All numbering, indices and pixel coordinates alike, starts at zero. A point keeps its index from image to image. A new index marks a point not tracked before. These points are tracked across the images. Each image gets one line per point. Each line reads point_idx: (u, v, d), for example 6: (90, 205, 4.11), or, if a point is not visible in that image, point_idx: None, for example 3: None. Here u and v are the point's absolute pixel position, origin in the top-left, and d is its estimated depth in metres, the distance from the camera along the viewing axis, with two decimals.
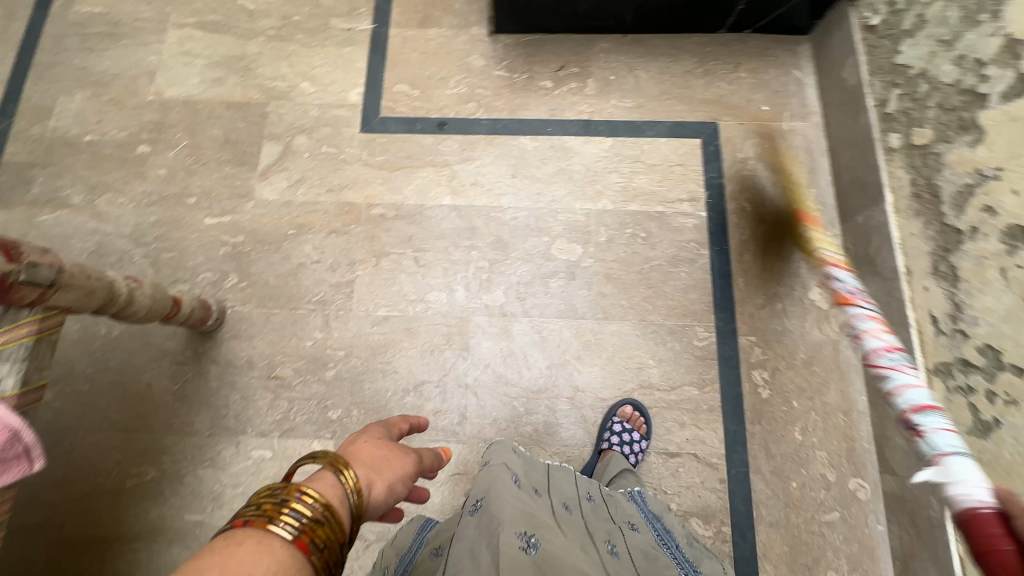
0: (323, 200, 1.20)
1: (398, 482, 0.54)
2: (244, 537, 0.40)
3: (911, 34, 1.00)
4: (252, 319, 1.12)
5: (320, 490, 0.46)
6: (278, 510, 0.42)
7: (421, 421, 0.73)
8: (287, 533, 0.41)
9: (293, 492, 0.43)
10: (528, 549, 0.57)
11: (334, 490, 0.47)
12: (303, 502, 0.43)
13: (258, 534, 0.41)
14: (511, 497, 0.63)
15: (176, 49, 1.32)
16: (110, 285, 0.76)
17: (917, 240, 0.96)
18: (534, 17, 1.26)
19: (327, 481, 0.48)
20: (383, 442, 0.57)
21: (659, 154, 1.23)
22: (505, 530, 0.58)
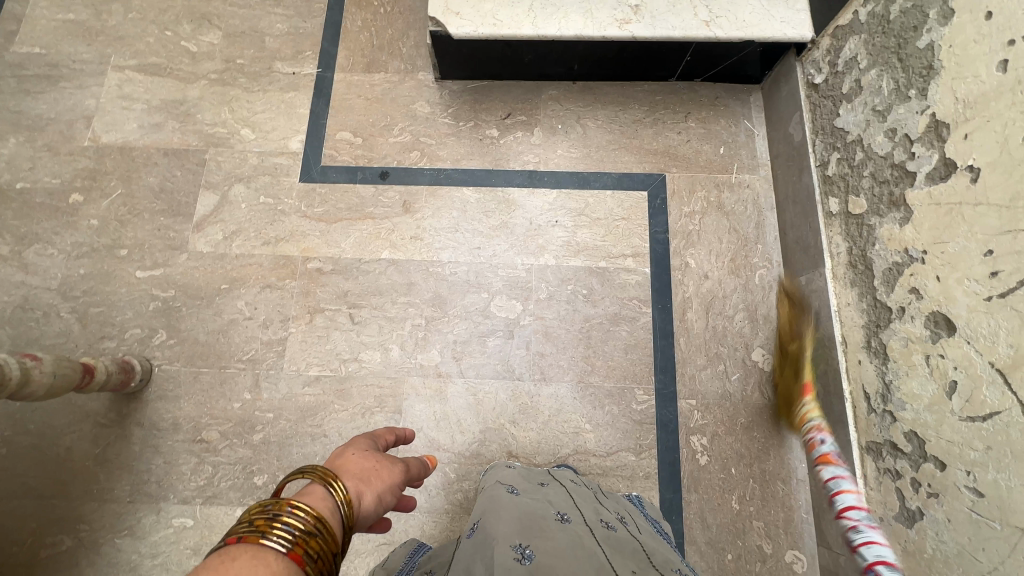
0: (259, 252, 1.17)
1: (387, 493, 0.53)
2: (236, 553, 0.38)
3: (849, 98, 0.98)
4: (179, 378, 1.09)
5: (313, 504, 0.44)
6: (271, 523, 0.40)
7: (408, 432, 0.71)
8: (280, 546, 0.39)
9: (284, 506, 0.41)
10: (523, 561, 0.51)
11: (324, 503, 0.46)
12: (298, 516, 0.41)
13: (251, 549, 0.38)
14: (503, 508, 0.62)
15: (115, 92, 1.29)
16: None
17: (852, 310, 0.94)
18: (479, 65, 1.24)
19: (318, 495, 0.46)
20: (371, 453, 0.56)
21: (603, 208, 1.21)
22: (497, 545, 0.53)
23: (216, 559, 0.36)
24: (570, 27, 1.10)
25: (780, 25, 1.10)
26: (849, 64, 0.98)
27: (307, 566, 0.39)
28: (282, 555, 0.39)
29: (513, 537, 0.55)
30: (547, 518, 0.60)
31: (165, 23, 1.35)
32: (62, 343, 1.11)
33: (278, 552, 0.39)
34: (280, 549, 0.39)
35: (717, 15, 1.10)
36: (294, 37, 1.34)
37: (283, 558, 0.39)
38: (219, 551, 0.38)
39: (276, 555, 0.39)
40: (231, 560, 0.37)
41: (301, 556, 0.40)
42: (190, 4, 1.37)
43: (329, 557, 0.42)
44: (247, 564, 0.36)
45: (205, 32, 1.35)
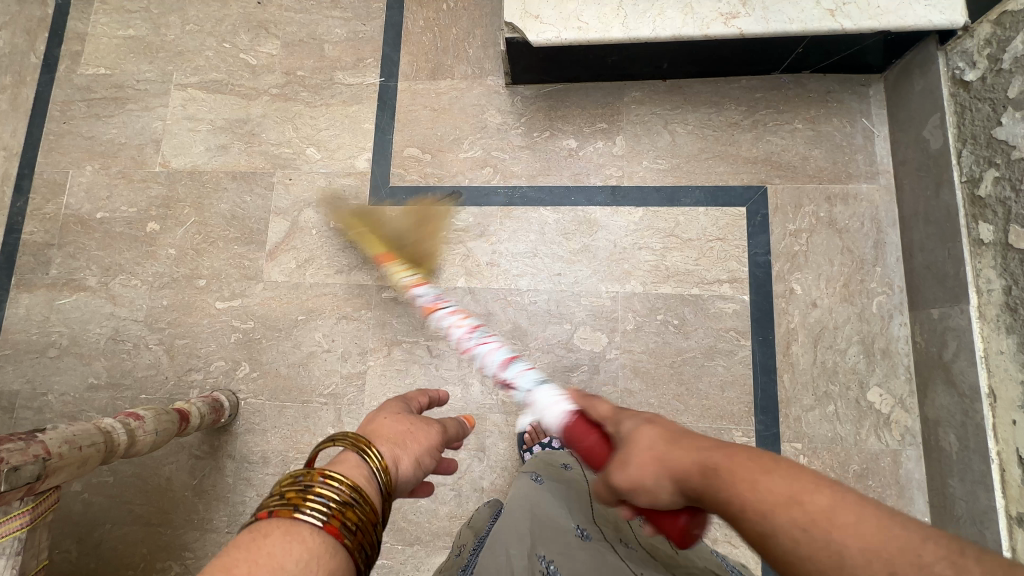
0: (332, 281, 1.14)
1: (424, 456, 0.51)
2: (270, 530, 0.37)
3: (1018, 106, 0.82)
4: (265, 412, 1.10)
5: (349, 474, 0.43)
6: (302, 497, 0.39)
7: (441, 394, 0.67)
8: (315, 520, 0.38)
9: (316, 477, 0.40)
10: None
11: (360, 472, 0.44)
12: (329, 487, 0.40)
13: (285, 524, 0.37)
14: (531, 505, 0.65)
15: (180, 113, 1.26)
16: (106, 438, 0.75)
17: (1006, 360, 0.82)
18: (556, 68, 1.12)
19: (350, 463, 0.45)
20: (402, 416, 0.53)
21: (695, 227, 1.09)
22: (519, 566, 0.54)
23: (247, 536, 0.36)
24: (666, 26, 0.96)
25: (924, 10, 0.91)
26: (1022, 63, 0.82)
27: (345, 539, 0.38)
28: (318, 530, 0.38)
29: (534, 550, 0.56)
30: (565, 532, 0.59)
31: (222, 35, 1.30)
32: (154, 376, 1.13)
33: (314, 526, 0.38)
34: (316, 523, 0.38)
35: (845, 2, 0.93)
36: (354, 43, 1.26)
37: (319, 532, 0.38)
38: (251, 529, 0.37)
39: (311, 530, 0.37)
40: (264, 537, 0.37)
41: (339, 528, 0.38)
42: (245, 11, 1.30)
43: (369, 528, 0.40)
44: (277, 543, 0.36)
45: (263, 42, 1.28)
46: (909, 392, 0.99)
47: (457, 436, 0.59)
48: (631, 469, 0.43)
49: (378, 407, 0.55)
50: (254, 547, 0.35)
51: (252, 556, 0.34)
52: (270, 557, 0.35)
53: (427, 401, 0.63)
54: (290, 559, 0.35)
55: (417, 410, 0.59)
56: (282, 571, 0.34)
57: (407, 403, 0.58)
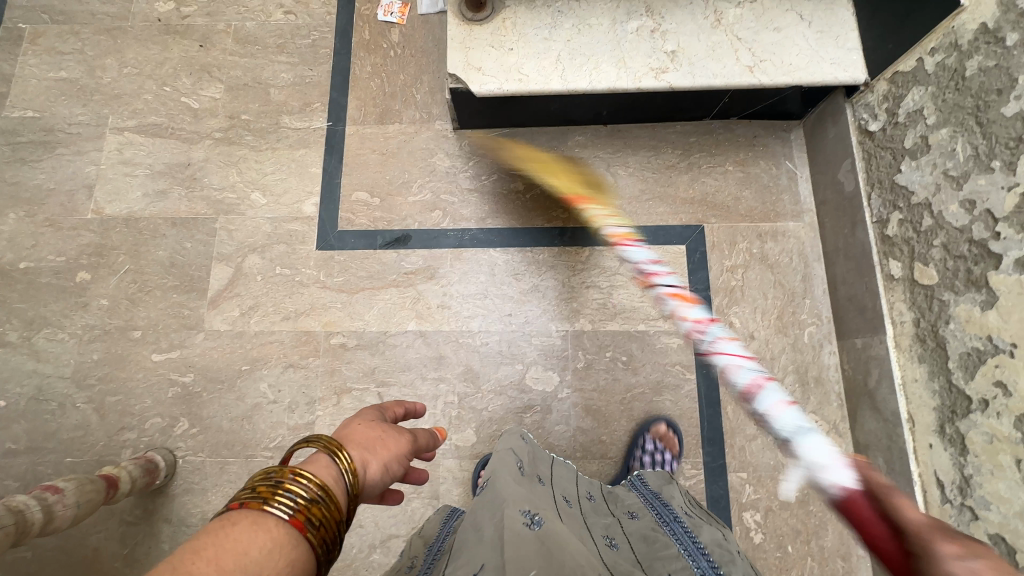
0: (279, 328, 1.11)
1: (395, 463, 0.49)
2: (237, 519, 0.35)
3: (913, 155, 0.90)
4: (206, 469, 1.04)
5: (317, 472, 0.42)
6: (272, 490, 0.37)
7: (417, 406, 0.62)
8: (282, 512, 0.36)
9: (287, 473, 0.39)
10: (531, 527, 0.52)
11: (328, 471, 0.42)
12: (300, 484, 0.38)
13: (252, 515, 0.36)
14: (511, 477, 0.62)
15: (115, 157, 1.22)
16: (15, 521, 0.73)
17: (920, 387, 0.88)
18: (501, 114, 1.16)
19: (322, 464, 0.42)
20: (376, 422, 0.52)
21: (639, 265, 1.14)
22: (505, 510, 0.54)
23: (217, 524, 0.34)
24: (602, 79, 1.01)
25: (830, 67, 1.01)
26: (913, 116, 0.90)
27: (308, 534, 0.37)
28: (284, 521, 0.36)
29: (522, 507, 0.55)
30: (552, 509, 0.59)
31: (163, 78, 1.27)
32: (81, 437, 1.06)
33: (280, 518, 0.36)
34: (282, 515, 0.36)
35: (762, 59, 1.01)
36: (301, 87, 1.26)
37: (285, 523, 0.36)
38: (220, 518, 0.35)
39: (276, 522, 0.36)
40: (229, 526, 0.35)
41: (304, 523, 0.37)
42: (187, 54, 1.29)
43: (333, 525, 0.39)
44: (245, 533, 0.34)
45: (206, 86, 1.26)
46: (841, 417, 1.05)
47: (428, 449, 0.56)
48: None
49: (353, 416, 0.53)
50: (219, 536, 0.33)
51: (218, 541, 0.33)
52: (236, 545, 0.33)
53: (402, 413, 0.59)
54: (254, 547, 0.33)
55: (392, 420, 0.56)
56: (249, 557, 0.32)
57: (383, 414, 0.56)
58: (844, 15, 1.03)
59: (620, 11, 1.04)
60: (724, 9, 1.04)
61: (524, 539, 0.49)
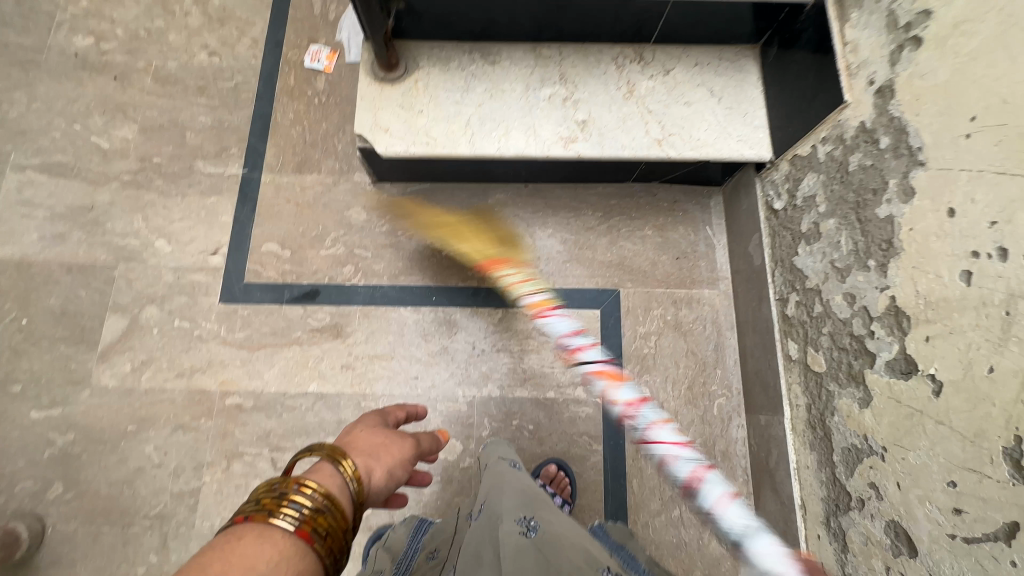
0: (172, 386, 1.06)
1: (396, 467, 0.56)
2: (243, 533, 0.38)
3: (807, 239, 0.90)
4: (77, 539, 0.97)
5: (322, 483, 0.46)
6: (277, 503, 0.40)
7: (418, 410, 0.76)
8: (289, 525, 0.39)
9: (292, 485, 0.42)
10: (528, 533, 0.59)
11: (333, 480, 0.47)
12: (304, 495, 0.42)
13: (258, 528, 0.39)
14: (514, 490, 0.67)
15: (13, 197, 1.16)
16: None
17: (811, 475, 0.87)
18: (419, 170, 1.14)
19: (326, 473, 0.47)
20: (378, 430, 0.59)
21: (552, 330, 1.12)
22: (504, 523, 0.61)
23: (224, 537, 0.37)
24: (510, 146, 1.00)
25: (736, 144, 1.02)
26: (807, 201, 0.91)
27: (316, 544, 0.40)
28: (291, 534, 0.39)
29: (519, 512, 0.63)
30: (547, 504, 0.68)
31: (73, 115, 1.23)
32: None
33: (287, 530, 0.39)
34: (289, 527, 0.39)
35: (670, 133, 1.02)
36: (219, 132, 1.23)
37: (291, 536, 0.39)
38: (227, 531, 0.38)
39: (284, 534, 0.39)
40: (238, 539, 0.38)
41: (310, 533, 0.40)
42: (102, 92, 1.25)
43: (338, 535, 0.42)
44: (252, 543, 0.37)
45: (119, 126, 1.22)
46: (746, 494, 1.03)
47: (432, 450, 0.67)
48: None
49: (356, 423, 0.61)
50: (228, 549, 0.36)
51: (225, 555, 0.35)
52: (244, 557, 0.36)
53: (405, 416, 0.71)
54: (260, 560, 0.36)
55: (395, 423, 0.67)
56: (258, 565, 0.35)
57: (385, 418, 0.65)
58: (753, 93, 1.04)
59: (534, 78, 1.04)
60: (637, 81, 1.05)
61: (524, 548, 0.57)
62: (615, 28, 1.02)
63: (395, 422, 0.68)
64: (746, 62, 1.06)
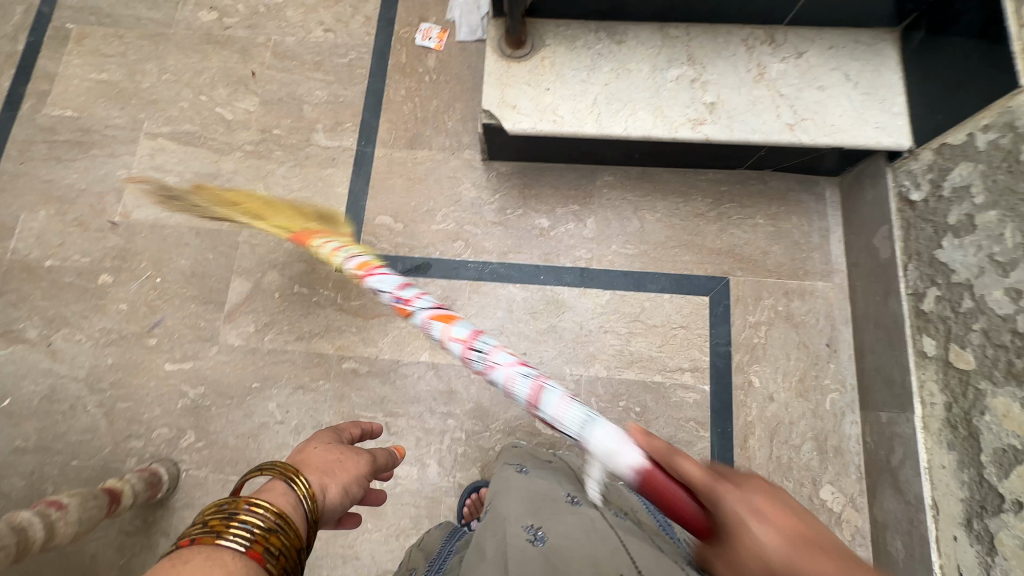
0: (292, 348, 1.11)
1: (349, 487, 0.52)
2: (190, 556, 0.36)
3: (956, 232, 0.87)
4: (207, 486, 1.04)
5: (273, 502, 0.43)
6: (226, 523, 0.39)
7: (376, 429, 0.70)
8: (239, 545, 0.38)
9: (242, 504, 0.40)
10: (536, 540, 0.56)
11: (285, 499, 0.44)
12: (258, 515, 0.40)
13: (206, 550, 0.37)
14: (519, 495, 0.65)
15: (147, 162, 1.23)
16: (16, 540, 0.75)
17: (948, 476, 0.84)
18: (532, 149, 1.15)
19: (279, 491, 0.45)
20: (333, 447, 0.55)
21: (660, 314, 1.11)
22: (510, 526, 0.58)
23: (168, 559, 0.35)
24: (637, 126, 1.00)
25: (873, 131, 0.98)
26: (959, 192, 0.87)
27: (267, 564, 0.38)
28: (241, 554, 0.38)
29: (526, 519, 0.60)
30: (560, 503, 0.64)
31: (199, 87, 1.28)
32: (89, 440, 1.06)
33: (237, 551, 0.37)
34: (239, 548, 0.38)
35: (803, 117, 0.99)
36: (334, 106, 1.27)
37: (241, 556, 0.37)
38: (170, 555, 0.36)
39: (233, 556, 0.37)
40: (184, 562, 0.35)
41: (261, 552, 0.38)
42: (226, 65, 1.30)
43: (290, 553, 0.41)
44: (201, 566, 0.35)
45: (241, 98, 1.28)
46: (859, 491, 1.01)
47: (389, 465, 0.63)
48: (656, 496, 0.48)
49: (309, 439, 0.56)
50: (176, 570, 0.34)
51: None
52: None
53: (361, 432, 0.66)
54: None
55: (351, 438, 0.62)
56: None
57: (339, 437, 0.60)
58: (892, 78, 1.00)
59: (661, 58, 1.03)
60: (768, 63, 1.02)
61: (530, 555, 0.54)
62: (746, 9, 1.00)
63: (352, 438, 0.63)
64: (884, 45, 1.02)
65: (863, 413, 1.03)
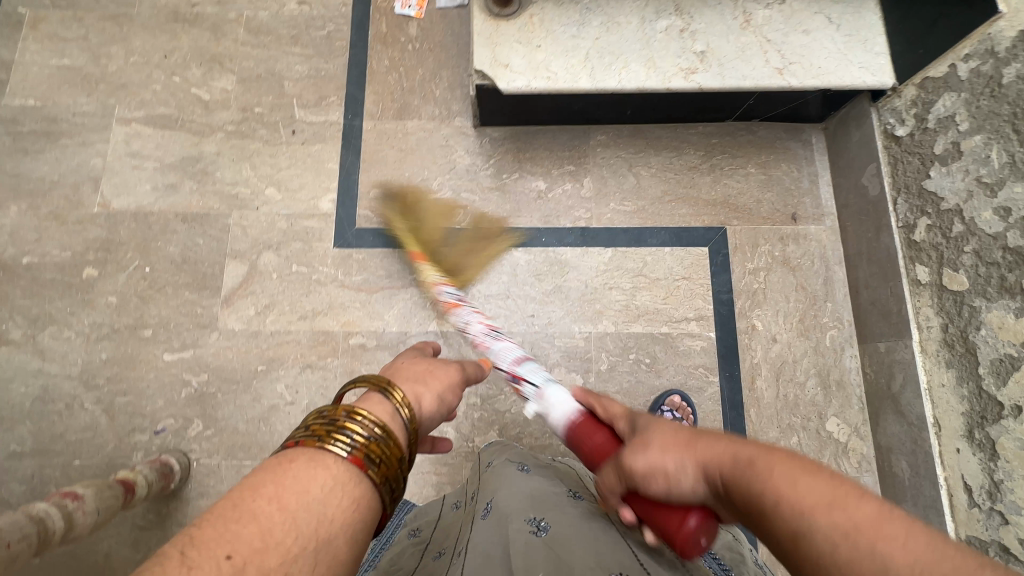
0: (296, 328, 1.08)
1: (445, 392, 0.56)
2: (296, 456, 0.38)
3: (943, 161, 0.90)
4: (221, 473, 1.01)
5: (376, 414, 0.44)
6: (330, 430, 0.39)
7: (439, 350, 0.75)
8: (341, 450, 0.38)
9: (343, 413, 0.41)
10: (538, 533, 0.55)
11: (384, 408, 0.46)
12: (362, 426, 0.41)
13: (310, 453, 0.38)
14: (522, 487, 0.63)
15: (122, 149, 1.18)
16: (38, 529, 0.73)
17: (947, 393, 0.89)
18: (524, 111, 1.14)
19: (376, 401, 0.46)
20: (419, 360, 0.59)
21: (662, 267, 1.13)
22: (512, 522, 0.56)
23: (275, 460, 0.37)
24: (631, 79, 1.00)
25: (858, 71, 1.01)
26: (944, 122, 0.90)
27: (369, 470, 0.39)
28: (343, 460, 0.38)
29: (528, 513, 0.58)
30: (561, 495, 0.62)
31: (171, 67, 1.23)
32: (90, 438, 1.02)
33: (339, 456, 0.38)
34: (341, 453, 0.38)
35: (791, 61, 1.01)
36: (316, 81, 1.23)
37: (344, 461, 0.38)
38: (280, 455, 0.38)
39: (336, 459, 0.38)
40: (291, 462, 0.37)
41: (362, 460, 0.39)
42: (197, 43, 1.25)
43: (393, 463, 0.41)
44: (304, 468, 0.36)
45: (217, 77, 1.23)
46: (862, 420, 1.05)
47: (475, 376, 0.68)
48: (653, 452, 0.47)
49: (396, 357, 0.61)
50: (281, 472, 0.36)
51: (279, 478, 0.35)
52: (297, 480, 0.35)
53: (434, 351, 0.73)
54: (315, 484, 0.36)
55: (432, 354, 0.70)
56: (312, 491, 0.35)
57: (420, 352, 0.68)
58: (873, 19, 1.02)
59: (649, 10, 1.03)
60: (753, 10, 1.03)
61: (534, 550, 0.53)
62: None
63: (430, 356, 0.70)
64: None
65: (861, 346, 1.08)
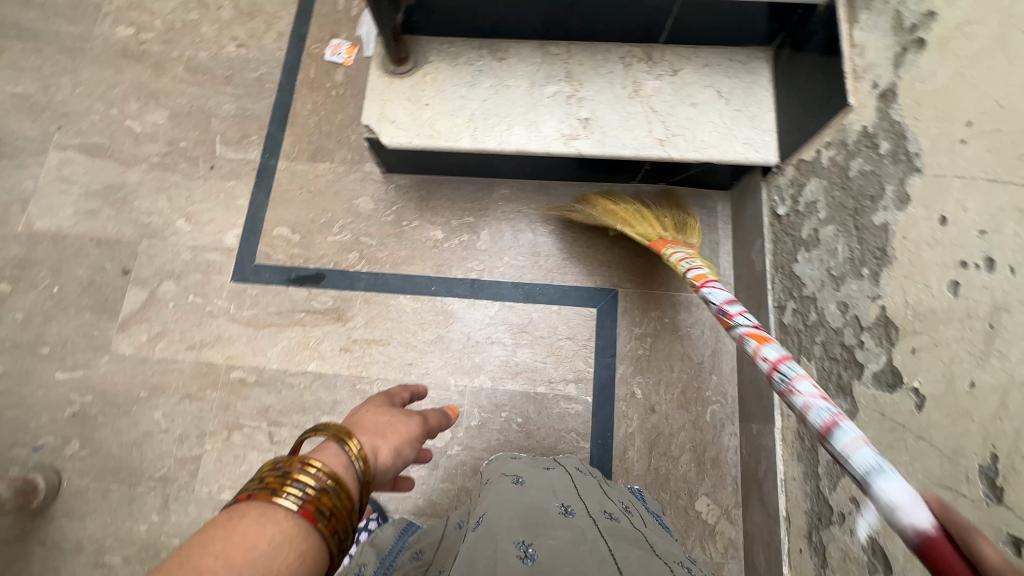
0: (182, 357, 1.12)
1: (404, 447, 0.51)
2: (246, 510, 0.36)
3: (807, 246, 0.88)
4: (88, 494, 1.04)
5: (328, 463, 0.42)
6: (281, 482, 0.38)
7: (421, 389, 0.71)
8: (291, 503, 0.37)
9: (296, 464, 0.39)
10: (526, 558, 0.50)
11: (338, 460, 0.43)
12: (313, 477, 0.39)
13: (261, 507, 0.37)
14: (511, 509, 0.58)
15: (54, 174, 1.25)
16: None
17: (797, 487, 0.85)
18: (426, 162, 1.17)
19: (331, 452, 0.44)
20: (387, 409, 0.54)
21: (548, 325, 1.13)
22: (500, 543, 0.52)
23: (223, 516, 0.35)
24: (511, 141, 1.02)
25: (742, 147, 1.00)
26: (809, 207, 0.88)
27: (318, 524, 0.37)
28: (294, 513, 0.37)
29: (517, 534, 0.53)
30: (552, 510, 0.58)
31: (111, 100, 1.31)
32: None
33: (290, 509, 0.37)
34: (292, 506, 0.37)
35: (674, 133, 1.01)
36: (241, 120, 1.29)
37: (295, 515, 0.37)
38: (228, 510, 0.36)
39: (287, 514, 0.37)
40: (240, 517, 0.35)
41: (314, 513, 0.37)
42: (139, 78, 1.33)
43: (343, 516, 0.39)
44: (250, 526, 0.35)
45: (151, 111, 1.30)
46: (733, 503, 1.02)
47: (440, 426, 0.62)
48: None
49: (363, 402, 0.55)
50: (228, 527, 0.34)
51: (227, 535, 0.33)
52: (245, 536, 0.34)
53: (410, 394, 0.67)
54: (262, 540, 0.34)
55: (401, 402, 0.62)
56: (255, 551, 0.33)
57: (393, 399, 0.61)
58: (763, 96, 1.01)
59: (540, 75, 1.05)
60: (644, 80, 1.04)
61: (518, 574, 0.48)
62: (623, 27, 1.01)
63: (403, 403, 0.64)
64: (758, 64, 1.03)
65: (741, 425, 1.04)
